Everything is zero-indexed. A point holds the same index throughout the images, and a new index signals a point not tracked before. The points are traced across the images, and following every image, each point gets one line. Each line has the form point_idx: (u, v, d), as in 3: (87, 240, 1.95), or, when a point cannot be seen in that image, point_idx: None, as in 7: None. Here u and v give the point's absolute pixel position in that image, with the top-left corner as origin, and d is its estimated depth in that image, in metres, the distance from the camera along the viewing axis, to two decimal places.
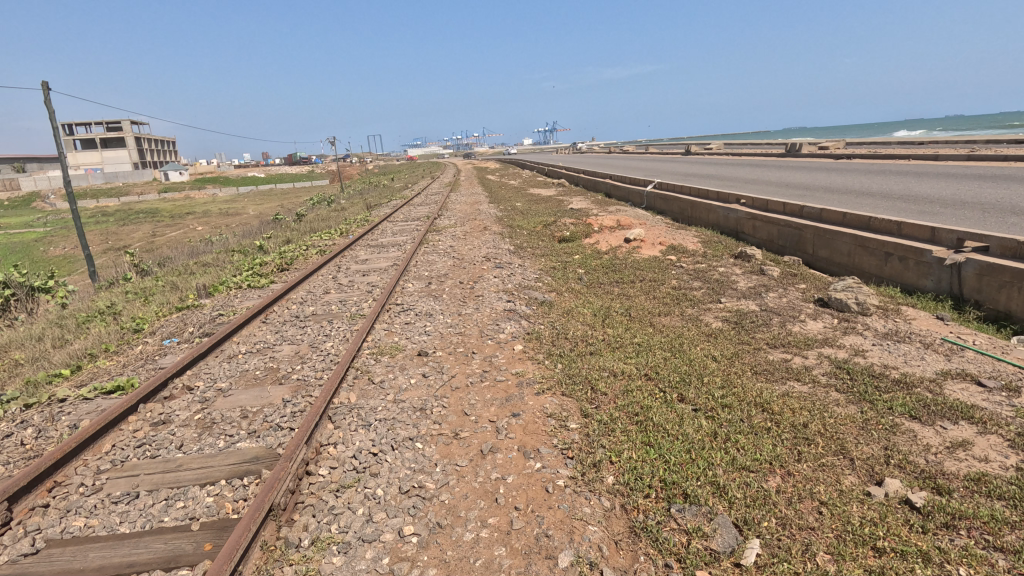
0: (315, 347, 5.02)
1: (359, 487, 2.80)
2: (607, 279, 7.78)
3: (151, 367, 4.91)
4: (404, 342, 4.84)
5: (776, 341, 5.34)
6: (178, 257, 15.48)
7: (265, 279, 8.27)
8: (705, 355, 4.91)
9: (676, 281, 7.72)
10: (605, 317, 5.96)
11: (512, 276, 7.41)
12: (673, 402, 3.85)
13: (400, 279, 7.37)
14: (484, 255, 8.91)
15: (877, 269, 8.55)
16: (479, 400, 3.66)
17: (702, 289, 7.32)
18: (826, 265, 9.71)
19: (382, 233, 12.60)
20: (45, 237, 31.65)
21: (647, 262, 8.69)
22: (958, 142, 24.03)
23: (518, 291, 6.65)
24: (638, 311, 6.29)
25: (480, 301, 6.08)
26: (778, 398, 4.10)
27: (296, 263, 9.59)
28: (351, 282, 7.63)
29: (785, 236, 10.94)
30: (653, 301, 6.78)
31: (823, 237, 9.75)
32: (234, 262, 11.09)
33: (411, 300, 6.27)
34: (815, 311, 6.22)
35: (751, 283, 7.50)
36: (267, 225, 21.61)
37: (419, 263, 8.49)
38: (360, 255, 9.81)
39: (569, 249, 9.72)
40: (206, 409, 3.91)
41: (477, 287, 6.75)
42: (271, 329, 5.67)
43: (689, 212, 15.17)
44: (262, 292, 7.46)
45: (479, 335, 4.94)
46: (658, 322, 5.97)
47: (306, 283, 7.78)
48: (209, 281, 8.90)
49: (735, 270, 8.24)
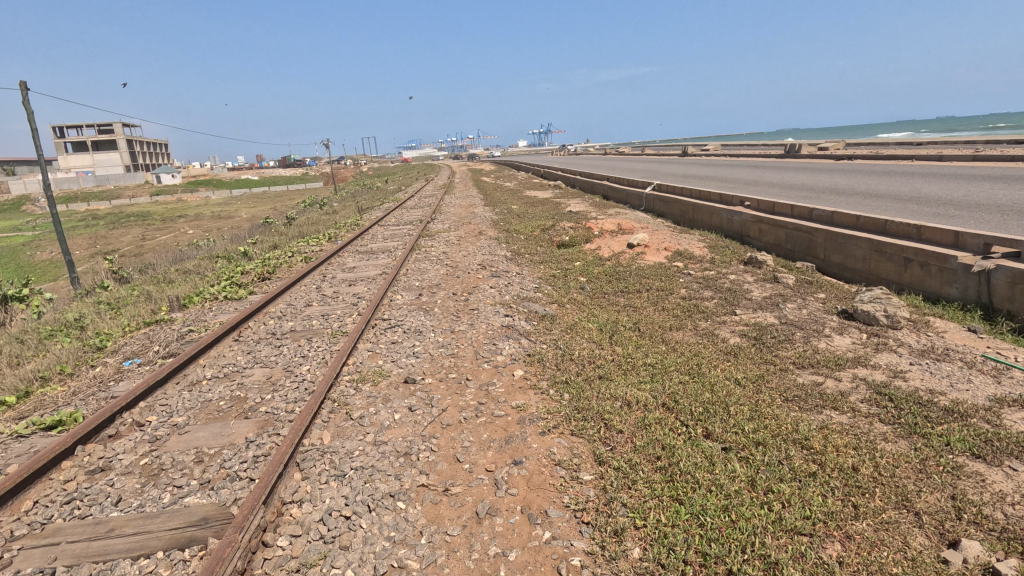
0: (289, 372, 4.46)
1: (324, 567, 2.26)
2: (612, 288, 7.26)
3: (103, 396, 4.34)
4: (389, 366, 4.29)
5: (803, 361, 4.83)
6: (161, 264, 14.87)
7: (244, 289, 7.70)
8: (728, 379, 4.39)
9: (685, 290, 7.19)
10: (613, 333, 5.42)
11: (509, 286, 6.87)
12: (700, 441, 3.33)
13: (389, 290, 6.82)
14: (479, 263, 8.36)
15: (896, 275, 8.06)
16: (472, 443, 3.12)
17: (714, 299, 6.80)
18: (839, 271, 9.23)
19: (373, 237, 12.03)
20: (32, 241, 31.00)
21: (653, 269, 8.16)
22: (960, 142, 23.68)
23: (516, 303, 6.11)
24: (648, 325, 5.76)
25: (475, 316, 5.53)
26: (817, 432, 3.58)
27: (280, 272, 9.02)
28: (336, 293, 7.07)
29: (795, 241, 10.45)
30: (663, 314, 6.25)
31: (836, 241, 9.27)
32: (215, 270, 10.51)
33: (399, 315, 5.71)
34: (840, 325, 5.70)
35: (766, 292, 7.00)
36: (256, 229, 20.99)
37: (410, 272, 7.92)
38: (347, 262, 9.26)
39: (570, 255, 9.18)
40: (156, 452, 3.35)
41: (472, 299, 6.20)
42: (244, 348, 5.12)
43: (691, 215, 14.68)
44: (238, 305, 6.89)
45: (473, 358, 4.39)
46: (670, 338, 5.45)
47: (288, 294, 7.22)
48: (186, 290, 8.34)
49: (747, 278, 7.74)
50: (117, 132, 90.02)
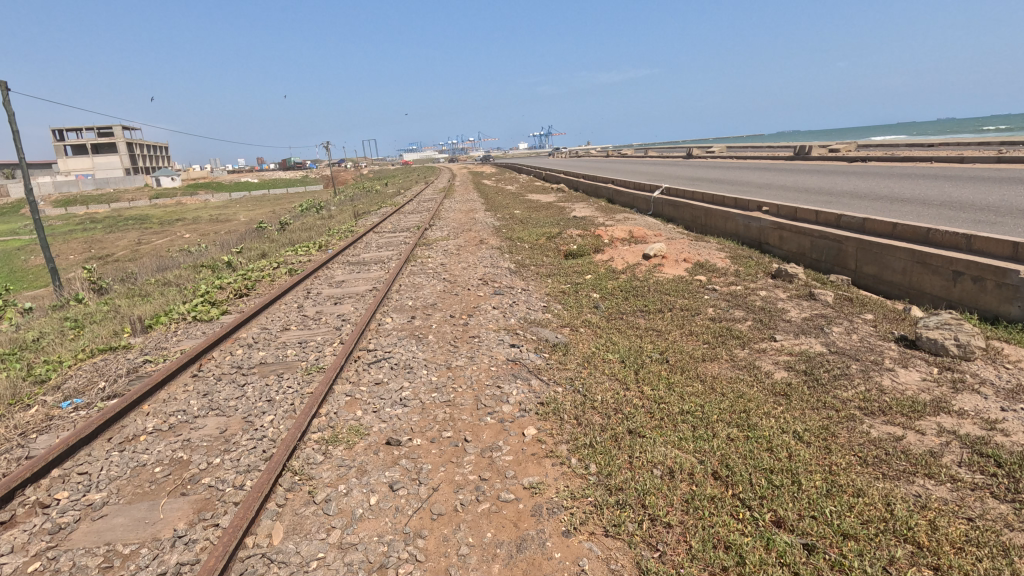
0: (248, 424, 3.64)
1: None
2: (630, 308, 6.45)
3: (16, 455, 3.51)
4: (370, 420, 3.47)
5: (869, 404, 4.01)
6: (144, 273, 14.09)
7: (217, 308, 6.89)
8: (786, 433, 3.57)
9: (713, 311, 6.36)
10: (638, 367, 4.61)
11: (515, 307, 6.06)
12: (774, 534, 2.54)
13: (378, 311, 6.01)
14: (480, 277, 7.55)
15: (943, 290, 7.25)
16: (471, 549, 2.32)
17: (748, 322, 5.97)
18: (875, 284, 8.42)
19: (366, 246, 11.22)
20: (26, 244, 30.29)
21: (672, 285, 7.35)
22: (976, 143, 22.96)
23: (522, 328, 5.30)
24: (677, 356, 4.95)
25: (476, 346, 4.72)
26: (920, 514, 2.76)
27: (261, 286, 8.21)
28: (318, 314, 6.25)
29: (822, 250, 9.65)
30: (692, 343, 5.42)
31: (871, 252, 8.47)
32: (194, 282, 9.69)
33: (387, 345, 4.89)
34: (901, 355, 4.89)
35: (805, 313, 6.18)
36: (248, 234, 20.21)
37: (403, 288, 7.11)
38: (336, 275, 8.46)
39: (580, 268, 8.36)
40: (53, 552, 2.53)
41: (472, 323, 5.39)
42: (199, 389, 4.28)
43: (704, 221, 13.92)
44: (206, 329, 6.07)
45: (472, 408, 3.56)
46: (706, 373, 4.64)
47: (264, 315, 6.39)
48: (156, 309, 7.51)
49: (780, 295, 6.92)
50: (116, 135, 89.56)
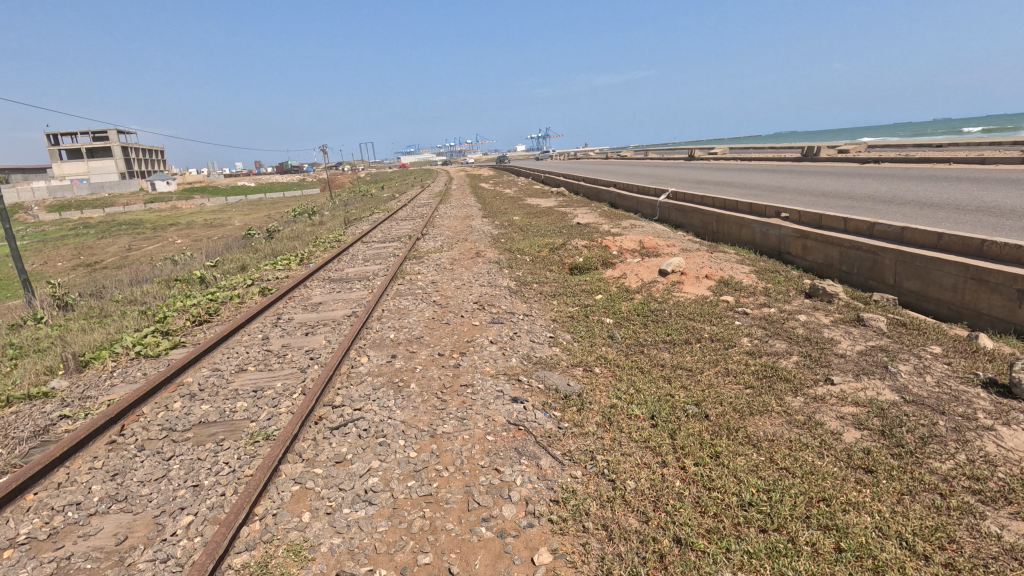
0: (156, 530, 2.67)
1: None
2: (652, 339, 5.50)
3: None
4: (319, 532, 2.51)
5: (986, 486, 3.04)
6: (116, 287, 13.09)
7: (169, 339, 5.89)
8: (892, 543, 2.60)
9: (749, 344, 5.41)
10: (674, 429, 3.65)
11: (516, 340, 5.11)
12: None
13: (353, 346, 5.02)
14: (475, 300, 6.59)
15: (1005, 311, 6.32)
16: None
17: (794, 358, 5.02)
18: (919, 302, 7.49)
19: (351, 259, 10.27)
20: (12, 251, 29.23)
21: (697, 308, 6.39)
22: (993, 143, 22.06)
23: (526, 372, 4.33)
24: (719, 412, 3.99)
25: (469, 403, 3.75)
26: None
27: (227, 310, 7.22)
28: (283, 349, 5.27)
29: (854, 261, 8.71)
30: (732, 387, 4.47)
31: (915, 265, 7.53)
32: (159, 302, 8.68)
33: (359, 398, 3.91)
34: (995, 406, 3.95)
35: (859, 345, 5.23)
36: (234, 243, 19.22)
37: (386, 314, 6.13)
38: (313, 296, 7.47)
39: (588, 286, 7.40)
40: None
41: (465, 366, 4.43)
42: (109, 466, 3.30)
43: (717, 228, 12.99)
44: (150, 369, 5.08)
45: (462, 511, 2.62)
46: (760, 435, 3.67)
47: (220, 351, 5.39)
48: (105, 338, 6.52)
49: (823, 321, 5.98)
50: (111, 139, 88.58)
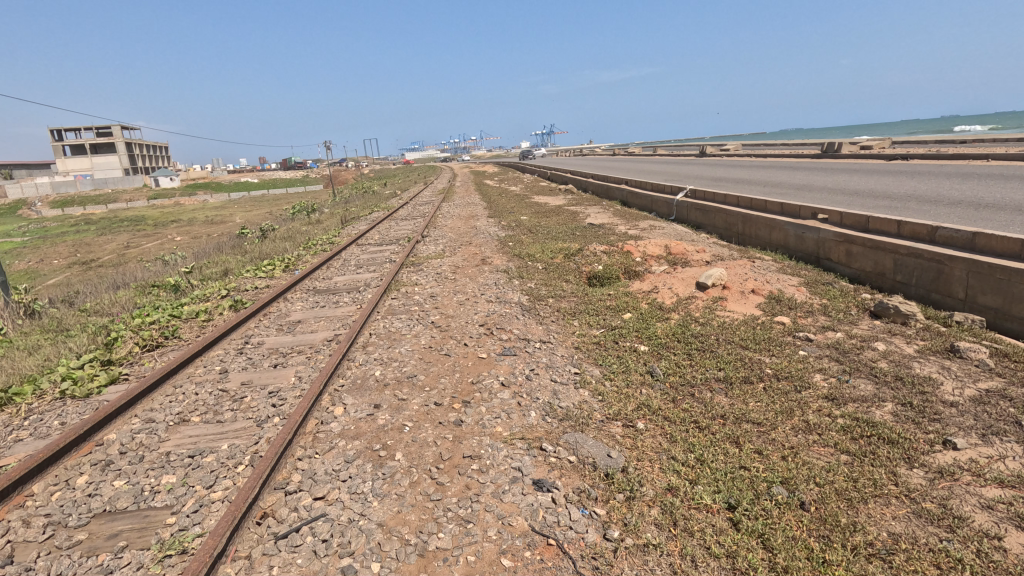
0: None
1: None
2: (703, 376, 4.40)
3: None
4: None
5: None
6: (92, 293, 12.03)
7: (108, 371, 4.83)
8: None
9: (825, 384, 4.30)
10: (771, 535, 2.55)
11: (532, 382, 4.01)
12: None
13: (327, 391, 3.92)
14: (481, 321, 5.52)
15: None
16: None
17: (890, 405, 3.93)
18: (998, 320, 6.38)
19: (343, 265, 9.20)
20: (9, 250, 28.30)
21: (750, 332, 5.29)
22: None
23: (552, 436, 3.24)
24: (820, 499, 2.89)
25: (476, 494, 2.66)
26: None
27: (189, 330, 6.14)
28: (241, 391, 4.18)
29: (912, 271, 7.59)
30: (822, 453, 3.38)
31: (993, 278, 6.43)
32: (119, 316, 7.62)
33: (322, 481, 2.82)
34: None
35: (967, 387, 4.13)
36: (228, 243, 18.11)
37: (374, 340, 5.07)
38: (292, 312, 6.40)
39: (613, 303, 6.30)
40: None
41: (469, 426, 3.33)
42: None
43: (744, 229, 11.86)
44: (71, 418, 3.99)
45: None
46: (889, 544, 2.56)
47: (164, 391, 4.30)
48: (37, 364, 5.43)
49: (908, 352, 4.86)
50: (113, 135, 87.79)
